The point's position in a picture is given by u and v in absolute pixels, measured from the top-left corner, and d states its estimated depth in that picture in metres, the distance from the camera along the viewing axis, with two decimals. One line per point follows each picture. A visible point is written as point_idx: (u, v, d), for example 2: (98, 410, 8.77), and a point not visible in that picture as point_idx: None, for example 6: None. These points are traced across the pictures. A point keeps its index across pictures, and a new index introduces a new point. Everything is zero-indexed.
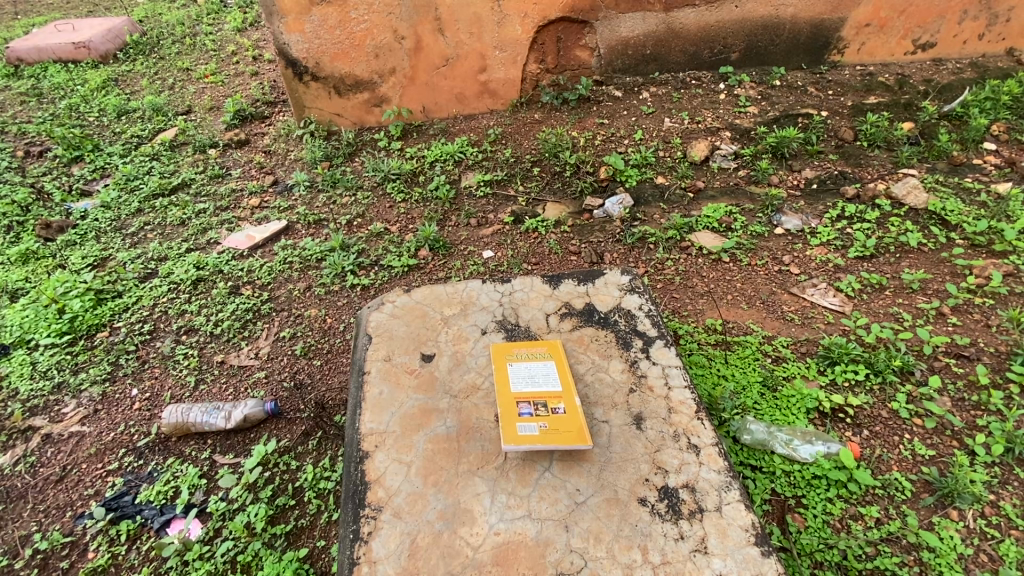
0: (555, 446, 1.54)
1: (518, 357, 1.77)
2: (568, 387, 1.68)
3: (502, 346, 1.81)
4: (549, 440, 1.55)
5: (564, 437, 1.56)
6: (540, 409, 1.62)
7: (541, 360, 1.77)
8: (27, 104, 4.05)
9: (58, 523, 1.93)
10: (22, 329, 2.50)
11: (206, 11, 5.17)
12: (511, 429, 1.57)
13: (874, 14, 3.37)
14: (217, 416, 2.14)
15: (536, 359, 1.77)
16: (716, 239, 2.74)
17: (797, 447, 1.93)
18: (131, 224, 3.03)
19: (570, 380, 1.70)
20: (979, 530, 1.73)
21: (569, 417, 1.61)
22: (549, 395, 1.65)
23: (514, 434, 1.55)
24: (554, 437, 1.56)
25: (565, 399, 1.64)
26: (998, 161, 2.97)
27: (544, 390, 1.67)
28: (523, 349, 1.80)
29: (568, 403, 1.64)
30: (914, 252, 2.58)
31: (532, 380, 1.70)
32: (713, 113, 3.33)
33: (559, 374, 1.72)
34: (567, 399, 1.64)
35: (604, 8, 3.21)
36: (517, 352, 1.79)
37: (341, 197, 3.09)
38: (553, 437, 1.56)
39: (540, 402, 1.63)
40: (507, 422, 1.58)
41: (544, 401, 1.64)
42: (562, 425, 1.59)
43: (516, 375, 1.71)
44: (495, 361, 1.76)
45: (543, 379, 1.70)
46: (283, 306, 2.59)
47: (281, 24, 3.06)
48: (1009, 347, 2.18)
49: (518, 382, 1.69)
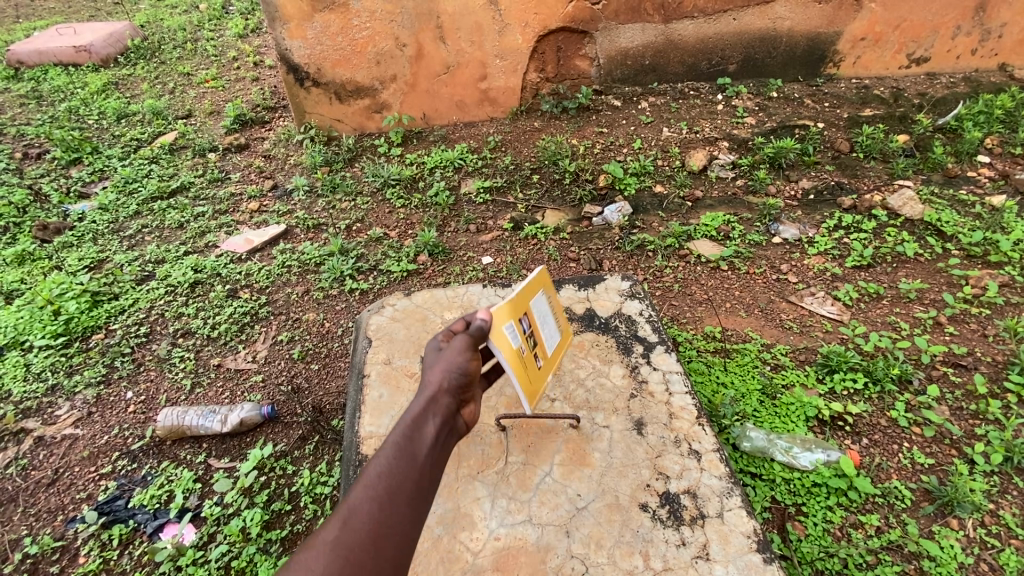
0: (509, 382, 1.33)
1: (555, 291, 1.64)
2: (552, 364, 1.56)
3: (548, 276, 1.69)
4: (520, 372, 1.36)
5: (528, 386, 1.40)
6: (530, 339, 1.45)
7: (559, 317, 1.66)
8: (26, 106, 4.05)
9: (49, 527, 1.91)
10: (16, 330, 2.47)
11: (208, 17, 5.17)
12: (511, 312, 1.37)
13: (869, 28, 3.42)
14: (213, 420, 2.12)
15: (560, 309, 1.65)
16: (715, 247, 2.75)
17: (797, 454, 1.93)
18: (129, 227, 3.03)
19: (556, 359, 1.59)
20: (979, 539, 1.73)
21: (537, 376, 1.46)
22: (543, 347, 1.50)
23: (510, 318, 1.35)
24: (523, 374, 1.38)
25: (545, 366, 1.51)
26: (992, 174, 3.01)
27: (543, 339, 1.51)
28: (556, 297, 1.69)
29: (544, 369, 1.50)
30: (911, 262, 2.60)
31: (543, 322, 1.53)
32: (711, 123, 3.35)
33: (556, 347, 1.59)
34: (545, 367, 1.51)
35: (603, 19, 3.25)
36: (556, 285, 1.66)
37: (340, 202, 3.09)
38: (522, 374, 1.38)
39: (535, 337, 1.48)
40: (516, 303, 1.39)
41: (537, 345, 1.48)
42: (531, 374, 1.42)
43: (542, 304, 1.53)
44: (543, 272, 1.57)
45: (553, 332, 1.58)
46: (281, 309, 2.58)
47: (283, 30, 3.09)
48: (1005, 357, 2.19)
49: (538, 310, 1.51)
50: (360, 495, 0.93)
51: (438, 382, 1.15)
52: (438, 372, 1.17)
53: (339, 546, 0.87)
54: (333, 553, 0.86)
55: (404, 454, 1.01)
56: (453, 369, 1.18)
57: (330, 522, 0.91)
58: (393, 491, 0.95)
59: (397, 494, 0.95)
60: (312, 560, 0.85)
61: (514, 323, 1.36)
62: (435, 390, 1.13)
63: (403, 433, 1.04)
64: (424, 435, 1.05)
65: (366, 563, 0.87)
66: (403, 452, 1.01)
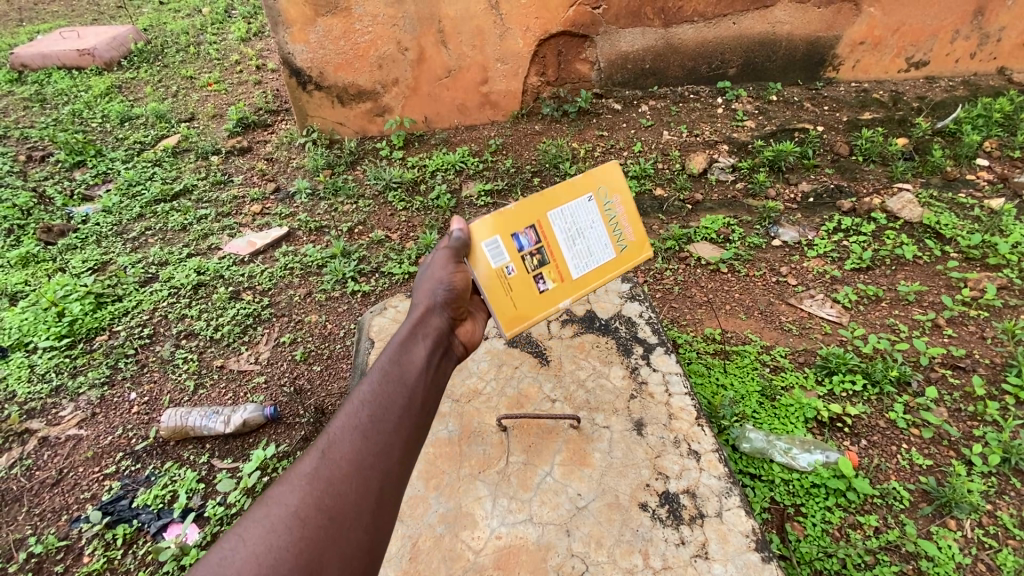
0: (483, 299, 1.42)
1: (605, 206, 1.55)
2: (579, 284, 1.52)
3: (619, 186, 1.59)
4: (495, 288, 1.41)
5: (511, 304, 1.42)
6: (533, 256, 1.45)
7: (610, 236, 1.57)
8: (30, 110, 4.08)
9: (53, 527, 1.92)
10: (21, 332, 2.49)
11: (210, 21, 5.20)
12: (505, 223, 1.42)
13: (869, 32, 3.44)
14: (216, 421, 2.14)
15: (608, 226, 1.56)
16: (715, 250, 2.76)
17: (796, 455, 1.94)
18: (132, 229, 3.05)
19: (589, 281, 1.53)
20: (976, 539, 1.74)
21: (537, 296, 1.46)
22: (557, 266, 1.48)
23: (493, 234, 1.40)
24: (505, 291, 1.42)
25: (556, 286, 1.48)
26: (991, 177, 3.03)
27: (560, 258, 1.49)
28: (622, 213, 1.58)
29: (554, 291, 1.48)
30: (909, 264, 2.61)
31: (567, 237, 1.50)
32: (711, 127, 3.37)
33: (591, 268, 1.54)
34: (557, 288, 1.49)
35: (604, 23, 3.27)
36: (610, 196, 1.56)
37: (342, 205, 3.11)
38: (502, 290, 1.41)
39: (547, 254, 1.47)
40: (513, 213, 1.43)
41: (544, 263, 1.47)
42: (524, 292, 1.44)
43: (569, 217, 1.50)
44: (586, 178, 1.53)
45: (587, 253, 1.53)
46: (284, 311, 2.60)
47: (286, 35, 3.11)
48: (1003, 359, 2.20)
49: (561, 222, 1.48)
50: (337, 429, 1.02)
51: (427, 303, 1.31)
52: (426, 293, 1.32)
53: (317, 474, 0.96)
54: (309, 484, 0.95)
55: (378, 392, 1.09)
56: (438, 289, 1.32)
57: (307, 455, 1.00)
58: (381, 412, 1.06)
59: (385, 412, 1.07)
60: (301, 483, 0.95)
61: (500, 236, 1.41)
62: (421, 320, 1.26)
63: (378, 372, 1.13)
64: (412, 358, 1.18)
65: (342, 490, 0.95)
66: (393, 374, 1.13)
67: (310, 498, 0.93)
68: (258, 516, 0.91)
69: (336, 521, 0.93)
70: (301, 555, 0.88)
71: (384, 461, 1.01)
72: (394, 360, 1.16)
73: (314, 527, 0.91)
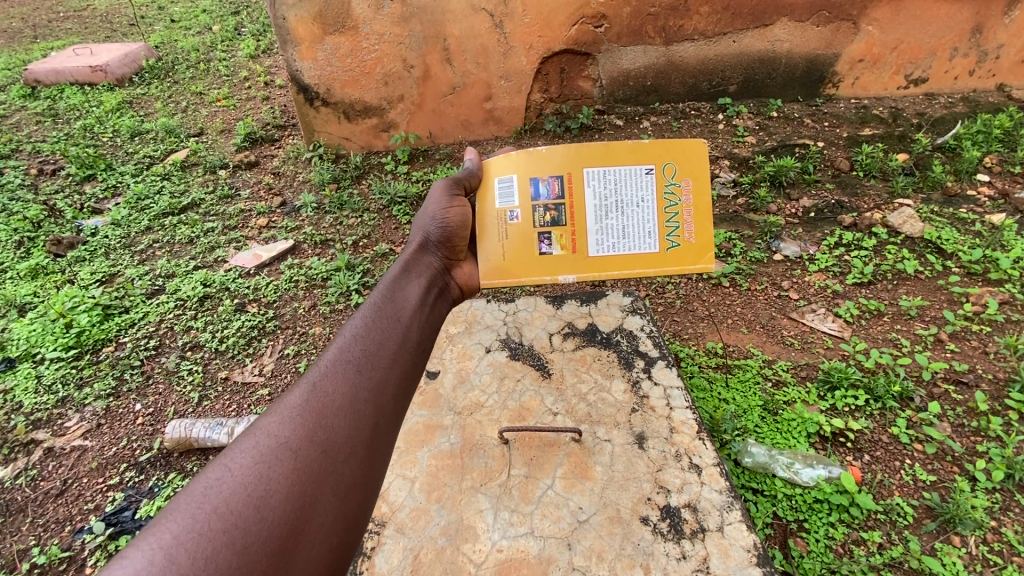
0: (489, 237, 1.63)
1: (663, 188, 1.53)
2: (591, 260, 1.59)
3: (696, 175, 1.53)
4: (497, 233, 1.62)
5: (506, 251, 1.62)
6: (550, 215, 1.58)
7: (658, 226, 1.55)
8: (42, 124, 4.16)
9: (57, 538, 1.93)
10: (29, 343, 2.52)
11: (221, 38, 5.30)
12: (533, 166, 1.58)
13: (867, 50, 3.48)
14: (220, 432, 2.14)
15: (660, 212, 1.54)
16: (716, 264, 2.78)
17: (798, 470, 1.94)
18: (140, 241, 3.09)
19: (599, 260, 1.59)
20: (981, 557, 1.73)
21: (535, 253, 1.61)
22: (568, 233, 1.58)
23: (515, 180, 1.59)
24: (507, 239, 1.62)
25: (558, 251, 1.60)
26: (991, 192, 3.04)
27: (575, 225, 1.58)
28: (687, 206, 1.54)
29: (555, 255, 1.60)
30: (911, 279, 2.62)
31: (598, 209, 1.56)
32: (712, 142, 3.41)
33: (614, 250, 1.57)
34: (561, 255, 1.60)
35: (606, 41, 3.33)
36: (678, 178, 1.53)
37: (347, 219, 3.15)
38: (506, 237, 1.62)
39: (564, 217, 1.58)
40: (546, 159, 1.56)
41: (555, 225, 1.59)
42: (525, 245, 1.61)
43: (609, 186, 1.54)
44: (653, 153, 1.52)
45: (614, 232, 1.56)
46: (289, 323, 2.62)
47: (294, 52, 3.19)
48: (1006, 374, 2.20)
49: (596, 189, 1.55)
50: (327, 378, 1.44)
51: (422, 242, 1.81)
52: (421, 233, 1.81)
53: (309, 414, 1.37)
54: (298, 421, 1.35)
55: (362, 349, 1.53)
56: (431, 229, 1.80)
57: (299, 400, 1.40)
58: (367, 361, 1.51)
59: (372, 358, 1.53)
60: (296, 420, 1.35)
61: (523, 182, 1.59)
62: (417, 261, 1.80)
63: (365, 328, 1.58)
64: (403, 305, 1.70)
65: (332, 427, 1.37)
66: (379, 328, 1.60)
67: (305, 434, 1.33)
68: (258, 448, 1.29)
69: (327, 453, 1.32)
70: (293, 482, 1.25)
71: (362, 402, 1.45)
72: (368, 329, 1.58)
73: (309, 457, 1.30)
